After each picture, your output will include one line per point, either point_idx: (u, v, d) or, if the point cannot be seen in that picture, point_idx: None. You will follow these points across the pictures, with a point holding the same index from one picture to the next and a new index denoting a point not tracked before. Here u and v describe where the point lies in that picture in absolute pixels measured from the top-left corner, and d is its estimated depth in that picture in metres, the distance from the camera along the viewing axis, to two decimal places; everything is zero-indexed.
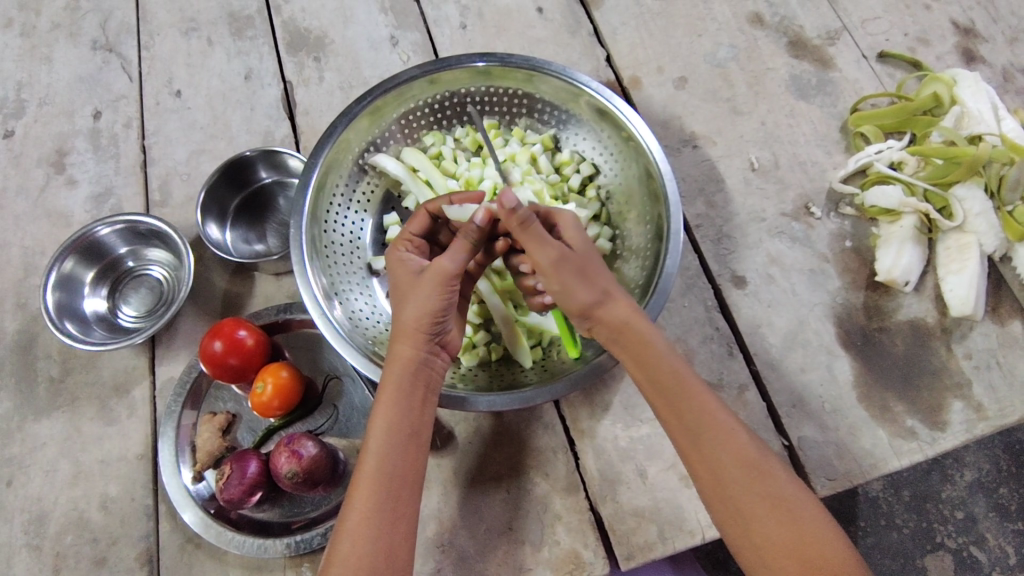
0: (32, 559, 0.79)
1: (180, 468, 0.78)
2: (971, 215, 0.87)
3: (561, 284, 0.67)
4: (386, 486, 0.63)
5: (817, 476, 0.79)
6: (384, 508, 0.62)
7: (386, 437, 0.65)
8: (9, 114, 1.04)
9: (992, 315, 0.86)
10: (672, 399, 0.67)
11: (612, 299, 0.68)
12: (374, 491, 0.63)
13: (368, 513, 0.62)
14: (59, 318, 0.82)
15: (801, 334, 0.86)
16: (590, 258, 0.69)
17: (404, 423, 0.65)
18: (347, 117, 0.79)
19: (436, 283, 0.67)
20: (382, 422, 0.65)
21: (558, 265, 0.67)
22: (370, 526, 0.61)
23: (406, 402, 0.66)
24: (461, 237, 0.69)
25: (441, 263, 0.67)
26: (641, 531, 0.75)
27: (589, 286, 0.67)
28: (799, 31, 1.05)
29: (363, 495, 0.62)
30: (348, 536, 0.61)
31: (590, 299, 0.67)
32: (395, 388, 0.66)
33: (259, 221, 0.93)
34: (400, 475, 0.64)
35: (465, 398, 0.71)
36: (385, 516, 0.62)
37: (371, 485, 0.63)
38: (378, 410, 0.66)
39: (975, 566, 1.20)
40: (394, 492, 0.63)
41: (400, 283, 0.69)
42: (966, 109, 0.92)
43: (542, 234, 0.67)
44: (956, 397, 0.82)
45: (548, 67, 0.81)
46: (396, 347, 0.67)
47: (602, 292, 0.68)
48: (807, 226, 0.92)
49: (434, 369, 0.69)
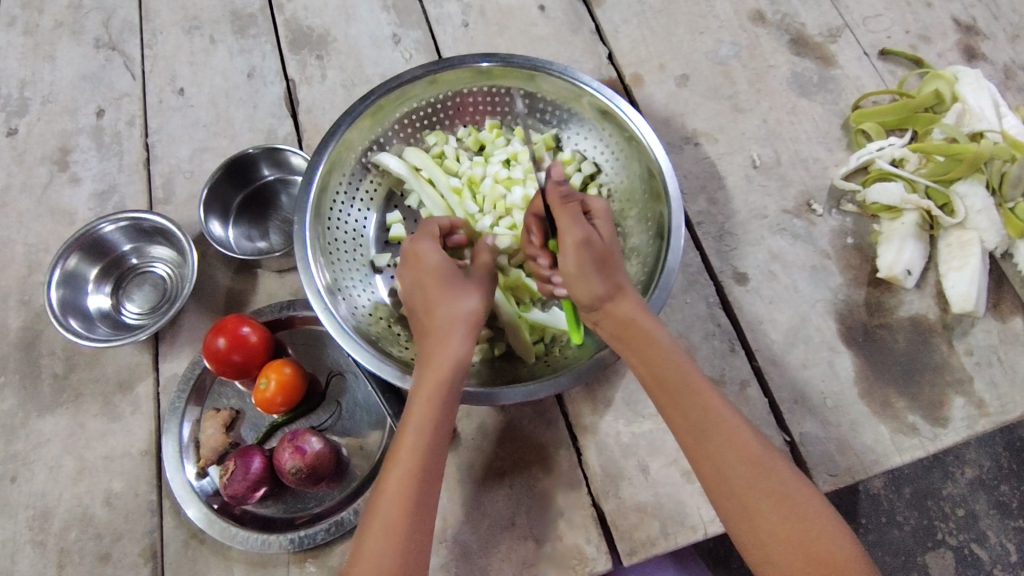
0: (36, 555, 0.79)
1: (183, 463, 0.79)
2: (972, 212, 0.87)
3: (584, 268, 0.68)
4: (422, 477, 0.64)
5: (818, 472, 0.79)
6: (420, 500, 0.63)
7: (429, 428, 0.65)
8: (12, 113, 1.04)
9: (993, 311, 0.86)
10: (675, 395, 0.67)
11: (623, 294, 0.69)
12: (410, 484, 0.63)
13: (406, 506, 0.62)
14: (63, 315, 0.83)
15: (803, 330, 0.86)
16: (614, 253, 0.70)
17: (446, 414, 0.66)
18: (350, 117, 0.80)
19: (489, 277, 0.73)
20: (423, 410, 0.65)
21: (585, 245, 0.67)
22: (408, 518, 0.62)
23: (448, 393, 0.66)
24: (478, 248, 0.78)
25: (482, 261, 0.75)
26: (644, 527, 0.76)
27: (607, 276, 0.68)
28: (801, 28, 1.05)
29: (398, 483, 0.63)
30: (376, 531, 0.61)
31: (604, 288, 0.68)
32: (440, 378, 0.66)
33: (261, 218, 0.93)
34: (434, 464, 0.65)
35: (495, 392, 0.70)
36: (419, 508, 0.63)
37: (409, 476, 0.63)
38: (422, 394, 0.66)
39: (976, 563, 1.20)
40: (429, 483, 0.64)
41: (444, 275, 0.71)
42: (967, 106, 0.92)
43: (575, 212, 0.70)
44: (957, 393, 0.82)
45: (550, 67, 0.82)
46: (438, 336, 0.68)
47: (615, 285, 0.69)
48: (809, 222, 0.93)
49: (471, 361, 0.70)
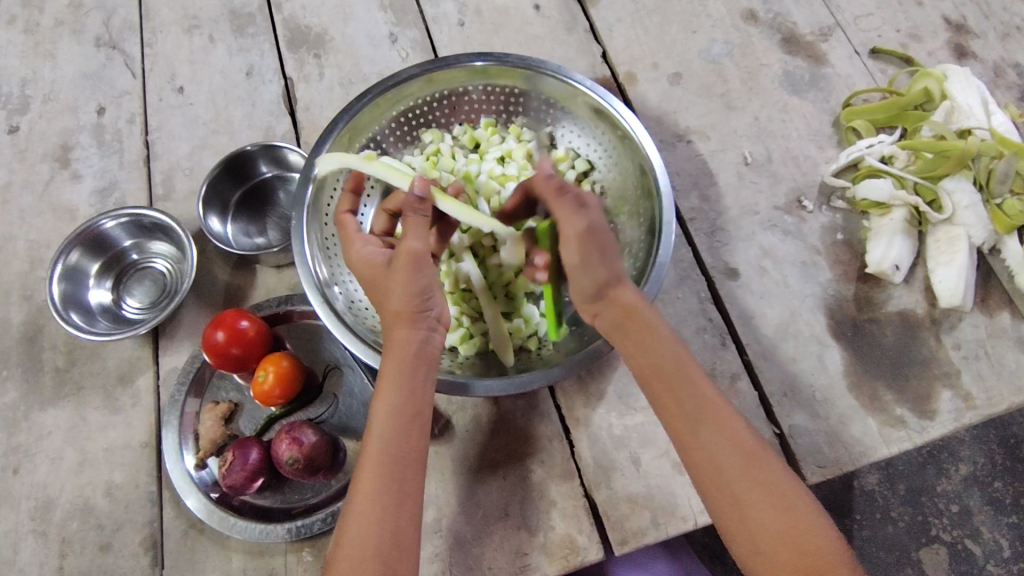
0: (38, 545, 0.80)
1: (183, 454, 0.80)
2: (959, 208, 0.88)
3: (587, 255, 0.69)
4: (389, 465, 0.65)
5: (807, 463, 0.80)
6: (391, 487, 0.64)
7: (388, 421, 0.66)
8: (14, 110, 1.05)
9: (981, 306, 0.88)
10: (669, 386, 0.69)
11: (622, 282, 0.70)
12: (380, 476, 0.64)
13: (372, 494, 0.64)
14: (65, 309, 0.84)
15: (793, 325, 0.88)
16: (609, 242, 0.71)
17: (406, 404, 0.67)
18: (348, 114, 0.81)
19: (411, 266, 0.68)
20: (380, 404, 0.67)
21: (592, 234, 0.68)
22: (376, 506, 0.63)
23: (400, 385, 0.67)
24: (413, 216, 0.70)
25: (408, 244, 0.68)
26: (635, 517, 0.77)
27: (607, 263, 0.69)
28: (793, 27, 1.07)
29: (370, 475, 0.64)
30: (356, 520, 0.63)
31: (609, 275, 0.70)
32: (390, 371, 0.67)
33: (259, 214, 0.94)
34: (409, 454, 0.66)
35: (468, 382, 0.72)
36: (388, 495, 0.64)
37: (370, 468, 0.65)
38: (380, 394, 0.67)
39: (969, 559, 1.22)
40: (404, 470, 0.65)
41: (376, 279, 0.70)
42: (955, 104, 0.94)
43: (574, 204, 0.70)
44: (945, 386, 0.84)
45: (544, 66, 0.83)
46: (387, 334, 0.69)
47: (615, 273, 0.70)
48: (799, 218, 0.94)
49: (432, 344, 0.70)
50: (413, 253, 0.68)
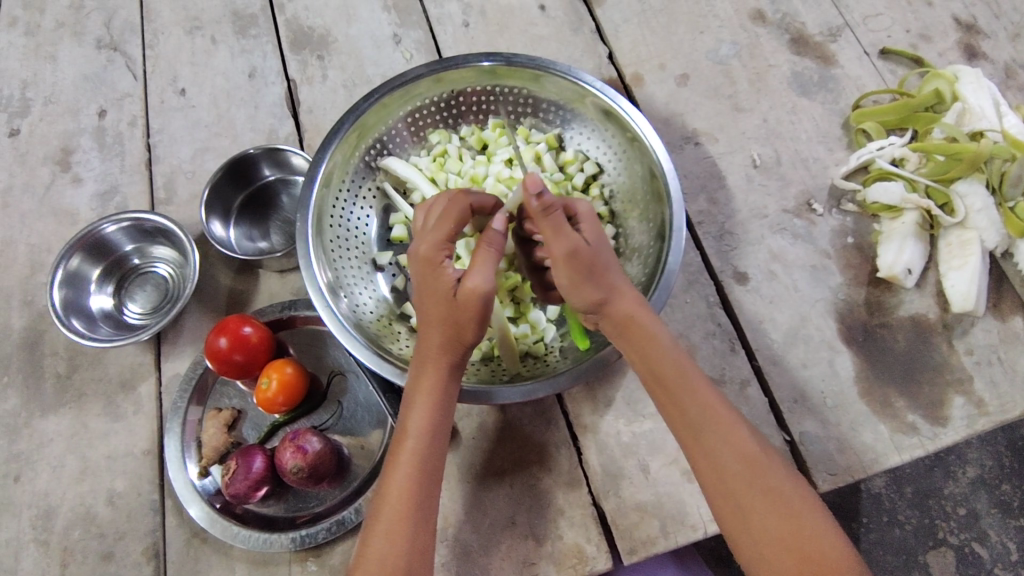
0: (40, 554, 0.79)
1: (186, 463, 0.79)
2: (972, 211, 0.87)
3: (578, 276, 0.66)
4: (423, 484, 0.66)
5: (818, 471, 0.79)
6: (424, 507, 0.65)
7: (427, 439, 0.67)
8: (14, 114, 1.04)
9: (993, 311, 0.86)
10: (674, 395, 0.67)
11: (621, 294, 0.68)
12: (407, 495, 0.65)
13: (407, 512, 0.64)
14: (66, 315, 0.83)
15: (803, 330, 0.87)
16: (603, 255, 0.69)
17: (440, 425, 0.67)
18: (354, 114, 0.80)
19: (428, 273, 0.67)
20: (420, 425, 0.67)
21: (576, 254, 0.66)
22: (404, 523, 0.64)
23: (442, 407, 0.68)
24: (486, 250, 0.66)
25: (422, 248, 0.67)
26: (644, 525, 0.76)
27: (604, 279, 0.68)
28: (801, 28, 1.05)
29: (399, 494, 0.65)
30: (383, 535, 0.63)
31: (601, 294, 0.67)
32: (432, 393, 0.67)
33: (262, 219, 0.93)
34: (430, 469, 0.67)
35: (491, 390, 0.71)
36: (416, 513, 0.64)
37: (405, 488, 0.65)
38: (411, 415, 0.67)
39: (977, 563, 1.20)
40: (429, 485, 0.66)
41: (429, 285, 0.67)
42: (967, 105, 0.92)
43: (560, 224, 0.66)
44: (957, 392, 0.82)
45: (554, 67, 0.82)
46: (433, 352, 0.67)
47: (611, 288, 0.68)
48: (809, 222, 0.93)
49: (456, 372, 0.68)
50: (479, 296, 0.64)
